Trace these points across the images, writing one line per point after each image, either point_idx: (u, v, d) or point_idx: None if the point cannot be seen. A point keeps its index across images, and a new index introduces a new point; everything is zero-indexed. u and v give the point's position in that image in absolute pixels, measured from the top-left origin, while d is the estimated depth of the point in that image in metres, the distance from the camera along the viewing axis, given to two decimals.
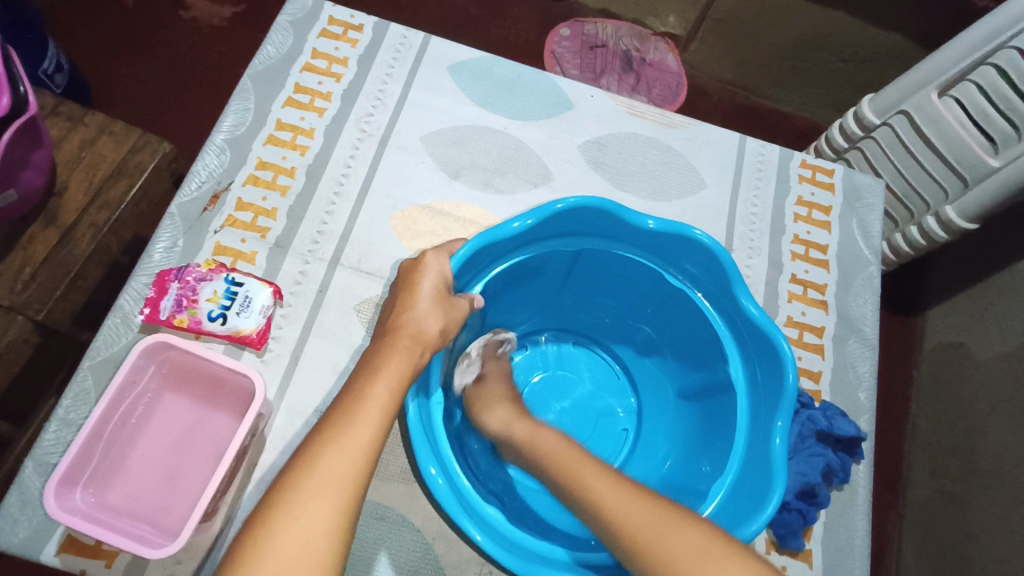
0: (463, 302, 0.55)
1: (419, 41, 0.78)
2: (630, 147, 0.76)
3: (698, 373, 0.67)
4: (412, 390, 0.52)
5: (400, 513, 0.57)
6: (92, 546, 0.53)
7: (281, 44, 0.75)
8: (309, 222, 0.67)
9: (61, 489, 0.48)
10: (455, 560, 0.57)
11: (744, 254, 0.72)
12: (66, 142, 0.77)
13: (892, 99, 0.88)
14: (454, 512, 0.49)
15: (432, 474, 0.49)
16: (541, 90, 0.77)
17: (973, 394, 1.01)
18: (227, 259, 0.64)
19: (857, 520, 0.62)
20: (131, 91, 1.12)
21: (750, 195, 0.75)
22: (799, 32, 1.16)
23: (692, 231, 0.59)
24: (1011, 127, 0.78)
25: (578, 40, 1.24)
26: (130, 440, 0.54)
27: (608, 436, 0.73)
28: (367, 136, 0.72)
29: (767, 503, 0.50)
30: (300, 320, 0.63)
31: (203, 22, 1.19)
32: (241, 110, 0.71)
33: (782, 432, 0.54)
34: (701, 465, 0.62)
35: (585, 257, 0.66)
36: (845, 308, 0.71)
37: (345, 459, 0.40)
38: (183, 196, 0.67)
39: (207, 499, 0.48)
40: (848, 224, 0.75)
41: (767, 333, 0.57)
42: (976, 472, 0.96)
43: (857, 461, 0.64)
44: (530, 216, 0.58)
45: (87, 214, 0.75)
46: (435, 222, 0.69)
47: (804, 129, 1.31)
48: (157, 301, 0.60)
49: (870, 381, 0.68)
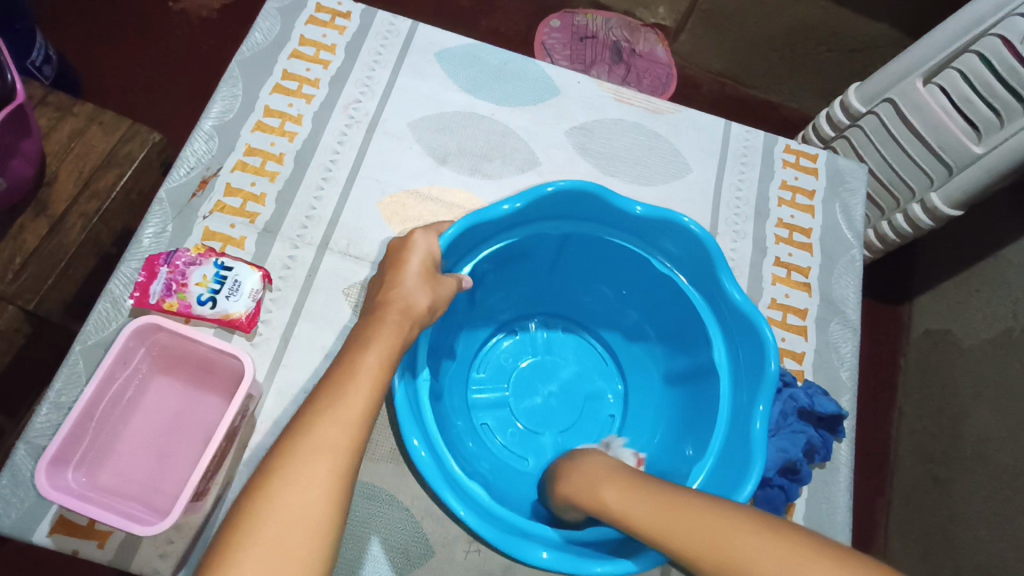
0: (449, 281, 0.55)
1: (406, 28, 0.78)
2: (617, 133, 0.76)
3: (683, 357, 0.68)
4: (398, 368, 0.52)
5: (389, 493, 0.58)
6: (84, 528, 0.54)
7: (269, 31, 0.76)
8: (298, 207, 0.68)
9: (53, 468, 0.48)
10: (443, 538, 0.58)
11: (729, 238, 0.73)
12: (56, 132, 0.78)
13: (879, 86, 0.89)
14: (438, 486, 0.49)
15: (416, 447, 0.50)
16: (528, 77, 0.78)
17: (959, 378, 1.02)
18: (217, 244, 0.65)
19: (838, 496, 0.63)
20: (121, 82, 1.12)
21: (735, 180, 0.76)
22: (786, 22, 1.16)
23: (679, 217, 0.59)
24: (994, 115, 0.79)
25: (568, 31, 1.25)
26: (121, 422, 0.54)
27: (596, 420, 0.74)
28: (355, 122, 0.72)
29: (745, 481, 0.51)
30: (290, 302, 0.64)
31: (193, 14, 1.18)
32: (229, 97, 0.72)
33: (763, 416, 0.55)
34: (684, 447, 0.63)
35: (574, 242, 0.66)
36: (827, 290, 0.72)
37: (340, 427, 0.41)
38: (172, 182, 0.67)
39: (197, 478, 0.49)
40: (832, 208, 0.76)
41: (749, 317, 0.58)
42: (961, 455, 0.97)
43: (838, 438, 0.65)
44: (519, 199, 0.59)
45: (78, 204, 0.75)
46: (423, 208, 0.70)
47: (792, 119, 1.32)
48: (146, 285, 0.60)
49: (852, 362, 0.69)
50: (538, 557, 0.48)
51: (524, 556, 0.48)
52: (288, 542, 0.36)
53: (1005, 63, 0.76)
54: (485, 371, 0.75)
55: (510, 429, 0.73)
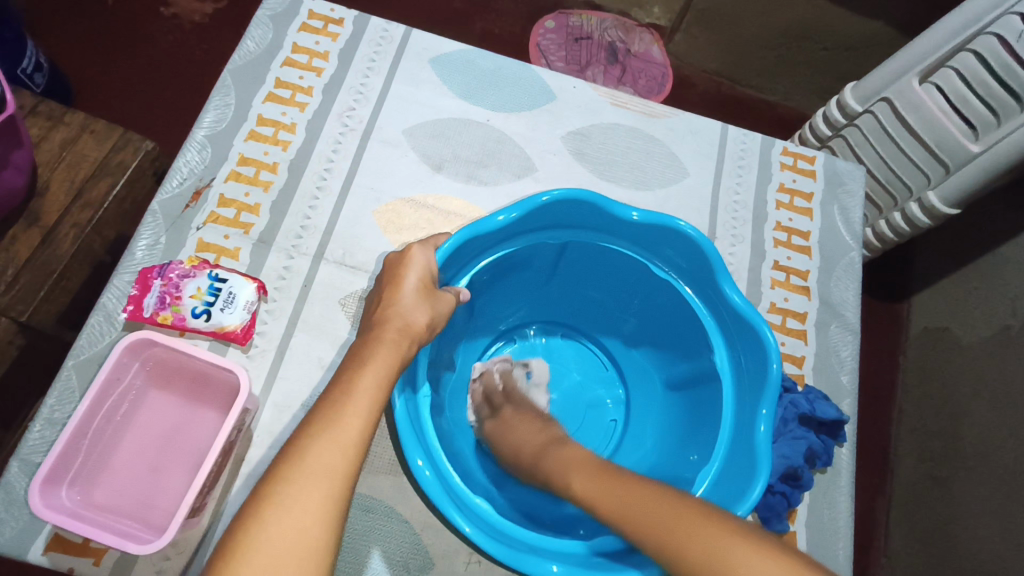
0: (447, 296, 0.55)
1: (399, 34, 0.77)
2: (613, 139, 0.76)
3: (685, 363, 0.67)
4: (398, 384, 0.52)
5: (388, 505, 0.58)
6: (79, 545, 0.53)
7: (262, 39, 0.75)
8: (293, 216, 0.67)
9: (46, 488, 0.48)
10: (442, 550, 0.57)
11: (727, 242, 0.72)
12: (47, 141, 0.77)
13: (875, 86, 0.89)
14: (443, 504, 0.49)
15: (419, 466, 0.50)
16: (522, 82, 0.77)
17: (958, 378, 1.02)
18: (211, 256, 0.64)
19: (840, 500, 0.63)
20: (113, 89, 1.11)
21: (733, 184, 0.75)
22: (781, 22, 1.16)
23: (677, 222, 0.59)
24: (990, 113, 0.79)
25: (563, 32, 1.24)
26: (116, 437, 0.54)
27: (598, 427, 0.74)
28: (349, 130, 0.72)
29: (752, 488, 0.51)
30: (285, 314, 0.63)
31: (185, 19, 1.18)
32: (221, 106, 0.71)
33: (767, 419, 0.54)
34: (688, 454, 0.62)
35: (572, 250, 0.66)
36: (826, 294, 0.72)
37: (335, 450, 0.41)
38: (165, 193, 0.66)
39: (194, 495, 0.48)
40: (830, 211, 0.76)
41: (750, 322, 0.57)
42: (962, 454, 0.97)
43: (840, 443, 0.65)
44: (515, 209, 0.58)
45: (70, 214, 0.74)
46: (419, 215, 0.69)
47: (788, 118, 1.32)
48: (140, 299, 0.60)
49: (852, 365, 0.69)
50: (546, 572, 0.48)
51: (533, 571, 0.48)
52: (280, 569, 0.35)
53: (1001, 61, 0.76)
54: None
55: None
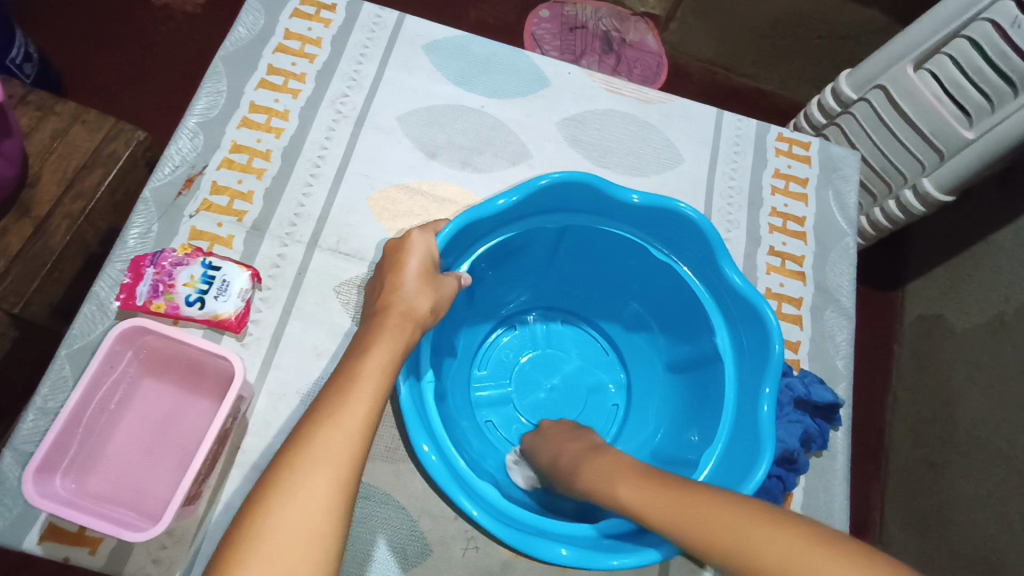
0: (450, 281, 0.54)
1: (393, 20, 0.77)
2: (608, 124, 0.76)
3: (686, 345, 0.67)
4: (403, 371, 0.52)
5: (385, 492, 0.58)
6: (75, 534, 0.53)
7: (253, 25, 0.74)
8: (286, 204, 0.66)
9: (40, 476, 0.47)
10: (439, 536, 0.57)
11: (722, 227, 0.72)
12: (38, 132, 0.76)
13: (870, 72, 0.89)
14: (450, 488, 0.49)
15: (425, 451, 0.49)
16: (517, 68, 0.77)
17: (953, 364, 1.02)
18: (204, 243, 0.64)
19: (835, 485, 0.63)
20: (104, 80, 1.10)
21: (729, 169, 0.75)
22: (776, 10, 1.15)
23: (677, 204, 0.59)
24: (984, 99, 0.79)
25: (558, 21, 1.23)
26: (109, 426, 0.53)
27: (599, 411, 0.74)
28: (342, 117, 0.71)
29: (757, 468, 0.51)
30: (279, 302, 0.63)
31: (175, 9, 1.16)
32: (213, 93, 0.70)
33: (770, 399, 0.54)
34: (691, 435, 0.62)
35: (572, 233, 0.66)
36: (821, 279, 0.72)
37: (340, 437, 0.40)
38: (157, 180, 0.66)
39: (189, 482, 0.48)
40: (825, 197, 0.76)
41: (750, 301, 0.57)
42: (954, 439, 0.98)
43: (835, 428, 0.65)
44: (515, 192, 0.57)
45: (62, 205, 0.74)
46: (413, 202, 0.69)
47: (782, 106, 1.32)
48: (133, 287, 0.59)
49: (848, 350, 0.69)
50: (555, 556, 0.48)
51: (542, 556, 0.48)
52: (290, 558, 0.35)
53: (997, 48, 0.75)
54: (487, 368, 0.75)
55: (515, 425, 0.72)
